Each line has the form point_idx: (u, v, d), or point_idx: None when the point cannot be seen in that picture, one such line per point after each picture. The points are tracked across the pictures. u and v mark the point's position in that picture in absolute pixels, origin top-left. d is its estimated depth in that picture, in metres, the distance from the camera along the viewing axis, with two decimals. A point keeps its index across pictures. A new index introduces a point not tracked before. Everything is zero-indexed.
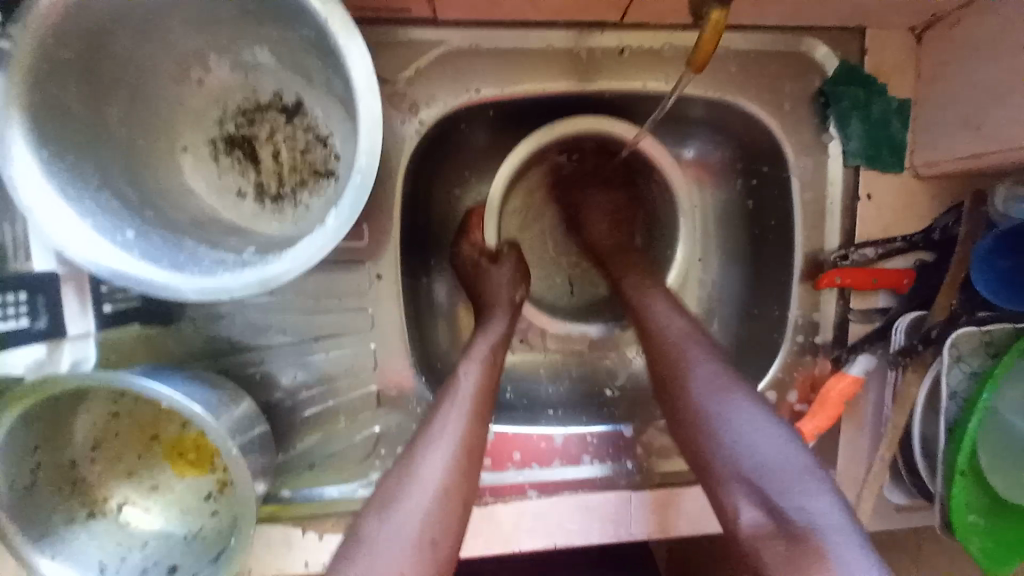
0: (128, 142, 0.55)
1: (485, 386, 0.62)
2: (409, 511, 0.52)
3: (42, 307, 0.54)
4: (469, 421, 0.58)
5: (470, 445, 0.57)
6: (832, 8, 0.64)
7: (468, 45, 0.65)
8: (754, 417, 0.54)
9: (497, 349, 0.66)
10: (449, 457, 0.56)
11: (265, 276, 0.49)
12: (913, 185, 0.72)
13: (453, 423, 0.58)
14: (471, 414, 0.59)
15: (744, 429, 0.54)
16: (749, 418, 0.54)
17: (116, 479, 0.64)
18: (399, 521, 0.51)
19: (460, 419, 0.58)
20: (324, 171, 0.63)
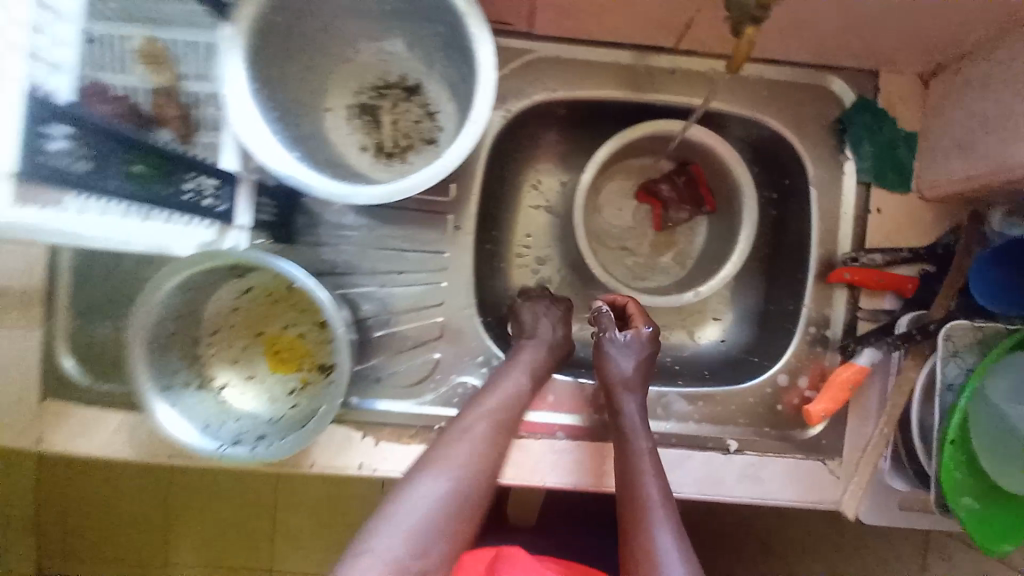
0: (294, 94, 0.73)
1: (522, 391, 0.75)
2: (406, 523, 0.62)
3: (229, 195, 0.68)
4: (474, 469, 0.68)
5: (481, 485, 0.68)
6: (850, 52, 0.79)
7: (552, 55, 0.82)
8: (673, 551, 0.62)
9: (544, 360, 0.79)
10: (444, 488, 0.65)
11: (391, 191, 0.63)
12: (919, 204, 0.83)
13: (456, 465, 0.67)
14: (484, 455, 0.69)
15: (669, 572, 0.61)
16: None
17: (222, 362, 0.78)
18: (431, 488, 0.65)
19: (462, 469, 0.67)
20: (429, 138, 0.80)
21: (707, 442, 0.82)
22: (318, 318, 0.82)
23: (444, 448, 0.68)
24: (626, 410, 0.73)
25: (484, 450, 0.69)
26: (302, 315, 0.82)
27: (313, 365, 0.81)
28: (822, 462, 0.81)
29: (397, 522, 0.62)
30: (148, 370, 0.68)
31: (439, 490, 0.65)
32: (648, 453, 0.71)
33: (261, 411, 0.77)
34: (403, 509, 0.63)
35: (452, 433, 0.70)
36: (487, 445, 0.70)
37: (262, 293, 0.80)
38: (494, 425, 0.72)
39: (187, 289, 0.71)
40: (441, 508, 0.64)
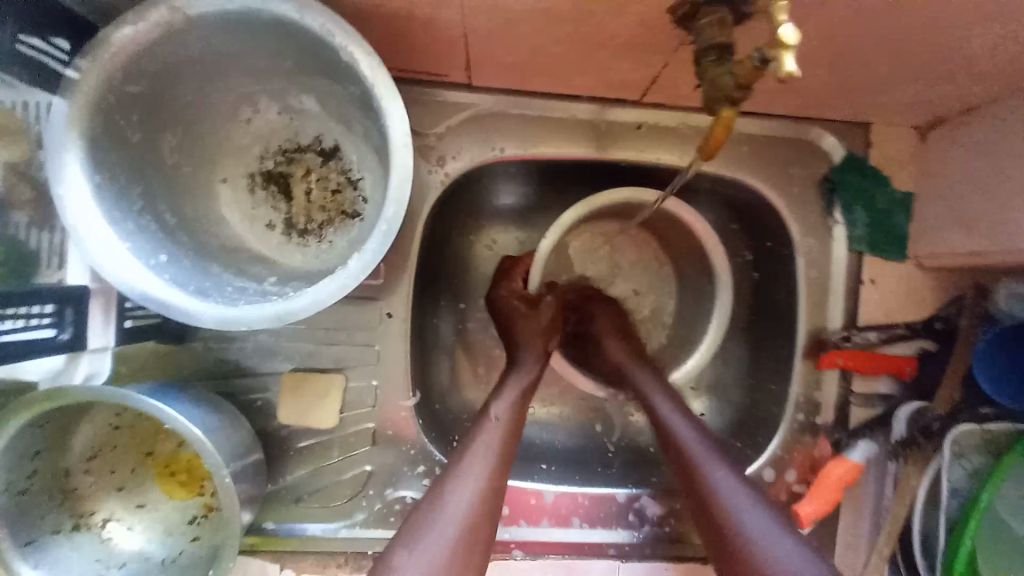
0: (174, 171, 0.59)
1: (517, 403, 0.65)
2: (430, 560, 0.53)
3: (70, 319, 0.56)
4: (487, 475, 0.58)
5: (500, 474, 0.59)
6: (839, 105, 0.69)
7: (497, 109, 0.70)
8: (767, 521, 0.56)
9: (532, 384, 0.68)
10: (474, 500, 0.56)
11: (282, 310, 0.51)
12: (914, 273, 0.74)
13: (479, 465, 0.59)
14: (497, 458, 0.60)
15: (781, 559, 0.53)
16: (778, 539, 0.54)
17: (104, 493, 0.65)
18: (441, 531, 0.54)
19: (487, 466, 0.59)
20: (351, 212, 0.67)
21: (685, 552, 0.72)
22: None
23: (461, 468, 0.58)
24: (678, 429, 0.63)
25: (512, 417, 0.63)
26: None
27: (214, 488, 0.68)
28: None
29: (433, 535, 0.54)
30: None
31: (467, 501, 0.56)
32: (693, 429, 0.63)
33: (152, 550, 0.65)
34: (428, 518, 0.55)
35: (466, 460, 0.59)
36: (514, 401, 0.65)
37: None
38: (514, 396, 0.65)
39: (47, 422, 0.58)
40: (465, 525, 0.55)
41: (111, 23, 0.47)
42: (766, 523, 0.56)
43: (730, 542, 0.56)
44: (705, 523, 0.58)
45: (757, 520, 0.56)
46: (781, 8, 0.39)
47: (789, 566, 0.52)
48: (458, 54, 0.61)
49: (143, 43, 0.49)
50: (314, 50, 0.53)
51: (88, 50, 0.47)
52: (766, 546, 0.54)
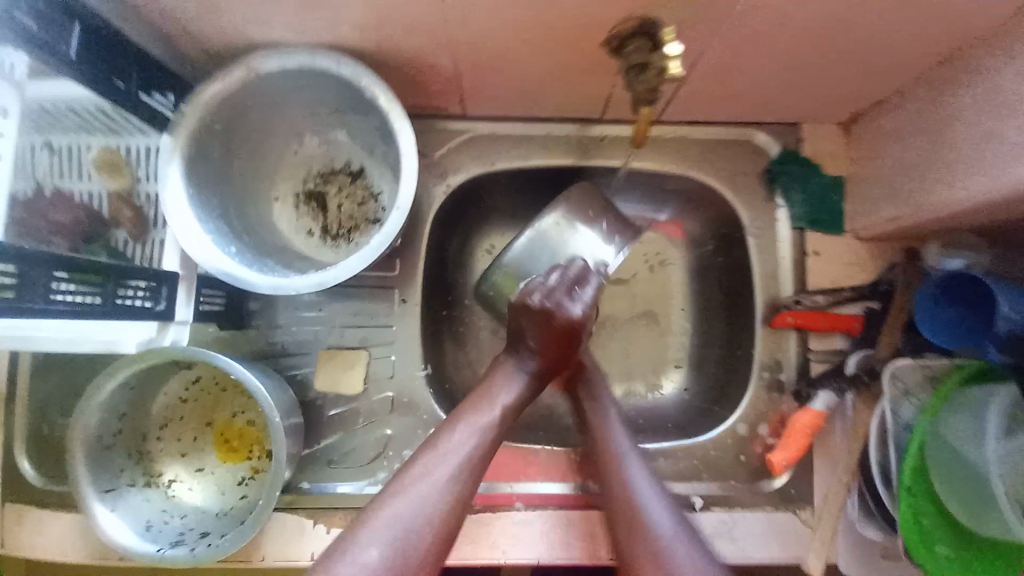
0: (240, 189, 0.77)
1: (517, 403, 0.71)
2: (397, 527, 0.59)
3: (164, 294, 0.68)
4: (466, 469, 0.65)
5: (474, 472, 0.65)
6: (767, 110, 0.84)
7: (488, 132, 0.88)
8: (649, 488, 0.67)
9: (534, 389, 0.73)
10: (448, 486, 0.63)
11: (321, 278, 0.67)
12: (855, 244, 0.85)
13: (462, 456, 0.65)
14: (483, 445, 0.67)
15: (654, 526, 0.63)
16: (660, 510, 0.65)
17: (171, 456, 0.78)
18: (397, 524, 0.59)
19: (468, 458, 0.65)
20: (373, 218, 0.84)
21: (673, 502, 0.79)
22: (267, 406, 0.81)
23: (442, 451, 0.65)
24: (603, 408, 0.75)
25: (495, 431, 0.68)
26: (251, 401, 0.81)
27: (262, 452, 0.80)
28: (795, 515, 0.78)
29: (402, 518, 0.60)
30: (88, 475, 0.68)
31: (439, 485, 0.63)
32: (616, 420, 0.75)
33: (208, 506, 0.76)
34: (399, 500, 0.61)
35: (435, 460, 0.64)
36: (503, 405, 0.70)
37: (211, 382, 0.81)
38: (506, 396, 0.71)
39: (134, 387, 0.72)
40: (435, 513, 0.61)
41: (205, 81, 0.66)
42: (648, 485, 0.68)
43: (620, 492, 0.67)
44: (603, 478, 0.70)
45: (644, 483, 0.68)
46: (668, 33, 0.59)
47: (660, 530, 0.63)
48: (454, 90, 0.79)
49: (225, 93, 0.68)
50: (347, 92, 0.72)
51: (189, 99, 0.66)
52: (647, 506, 0.65)
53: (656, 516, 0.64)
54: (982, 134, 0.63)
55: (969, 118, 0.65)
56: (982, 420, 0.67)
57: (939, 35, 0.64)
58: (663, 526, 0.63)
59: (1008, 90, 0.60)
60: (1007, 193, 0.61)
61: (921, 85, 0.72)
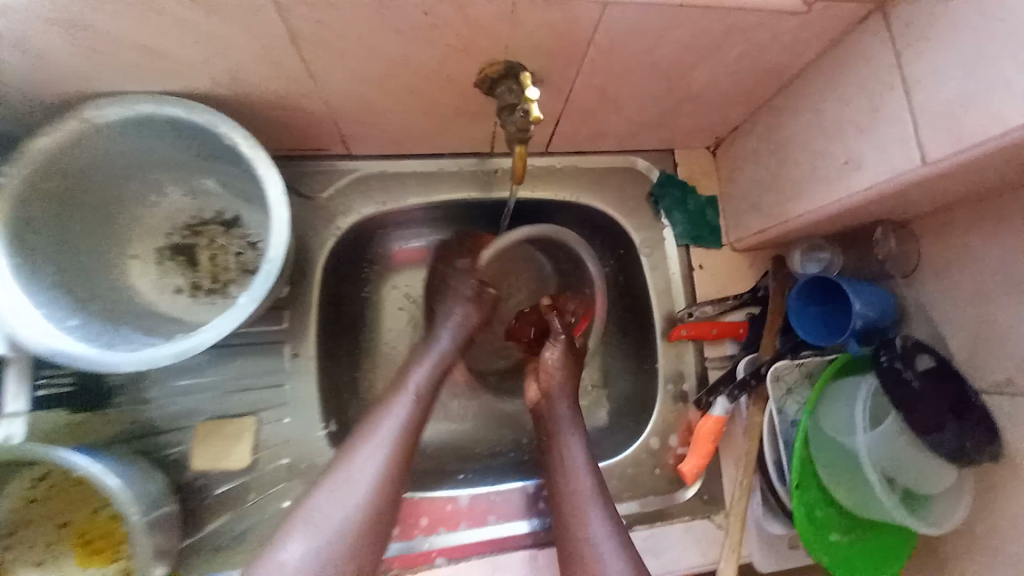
0: (86, 252, 0.68)
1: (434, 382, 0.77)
2: (345, 504, 0.64)
3: None
4: (387, 464, 0.68)
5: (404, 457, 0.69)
6: (643, 139, 0.90)
7: (377, 171, 0.85)
8: (607, 532, 0.68)
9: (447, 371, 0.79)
10: (375, 479, 0.66)
11: (184, 345, 0.59)
12: (734, 256, 0.92)
13: (377, 450, 0.68)
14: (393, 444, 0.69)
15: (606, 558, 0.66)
16: (608, 548, 0.66)
17: (21, 569, 0.65)
18: (345, 499, 0.65)
19: (385, 453, 0.68)
20: (253, 269, 0.77)
21: None
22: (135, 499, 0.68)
23: (365, 448, 0.68)
24: (569, 450, 0.75)
25: (404, 433, 0.70)
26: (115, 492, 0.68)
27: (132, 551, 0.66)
28: (708, 520, 0.81)
29: (337, 500, 0.64)
30: None
31: (365, 481, 0.66)
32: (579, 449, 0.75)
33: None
34: (331, 496, 0.64)
35: (366, 449, 0.68)
36: (407, 421, 0.71)
37: (64, 475, 0.67)
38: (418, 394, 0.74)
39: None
40: (363, 513, 0.64)
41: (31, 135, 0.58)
42: (603, 524, 0.68)
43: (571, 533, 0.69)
44: (559, 518, 0.71)
45: (598, 527, 0.68)
46: (525, 78, 0.62)
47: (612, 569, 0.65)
48: (334, 132, 0.76)
49: (58, 149, 0.60)
50: (209, 139, 0.67)
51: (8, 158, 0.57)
52: (598, 547, 0.67)
53: (606, 559, 0.66)
54: (818, 156, 0.71)
55: (805, 142, 0.73)
56: (849, 410, 0.72)
57: (771, 72, 0.72)
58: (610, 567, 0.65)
59: (831, 118, 0.69)
60: (844, 206, 0.70)
61: (766, 115, 0.81)
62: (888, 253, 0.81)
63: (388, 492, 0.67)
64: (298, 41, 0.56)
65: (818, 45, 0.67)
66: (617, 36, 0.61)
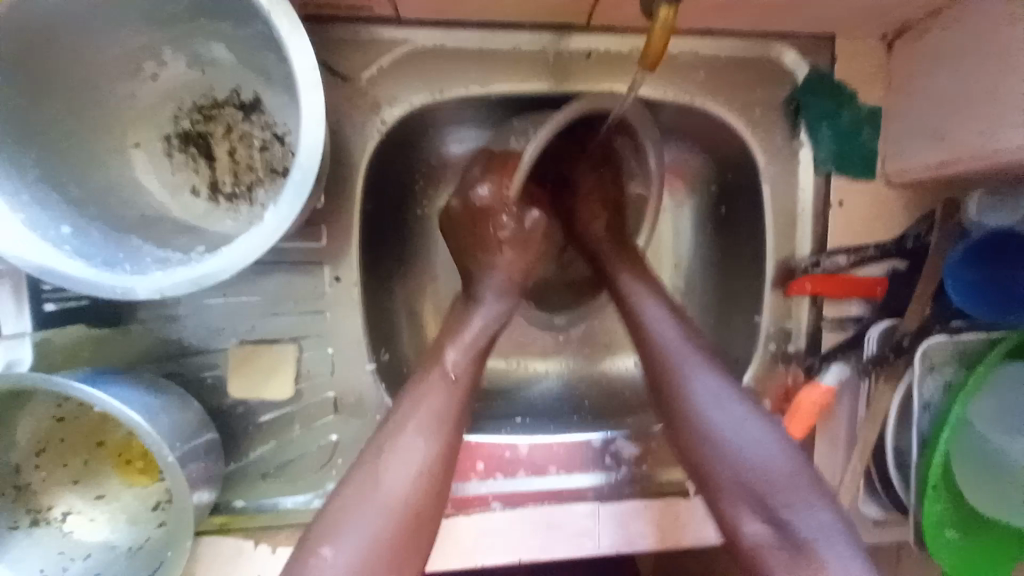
0: (72, 135, 0.54)
1: (490, 329, 0.65)
2: (406, 462, 0.55)
3: None
4: (443, 418, 0.58)
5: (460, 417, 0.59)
6: (803, 15, 0.64)
7: (432, 44, 0.64)
8: (715, 386, 0.59)
9: (494, 332, 0.65)
10: (432, 441, 0.57)
11: (198, 273, 0.47)
12: (886, 191, 0.70)
13: (426, 427, 0.57)
14: (449, 410, 0.59)
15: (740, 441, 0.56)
16: (723, 403, 0.58)
17: (61, 487, 0.63)
18: (402, 459, 0.55)
19: (444, 403, 0.59)
20: (279, 169, 0.62)
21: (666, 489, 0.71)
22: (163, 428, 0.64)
23: (416, 407, 0.58)
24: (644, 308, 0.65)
25: (468, 374, 0.61)
26: None
27: None
28: None
29: (398, 460, 0.55)
30: None
31: (406, 475, 0.55)
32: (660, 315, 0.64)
33: (103, 542, 0.62)
34: (359, 510, 0.53)
35: (421, 394, 0.59)
36: (469, 361, 0.62)
37: None
38: (472, 346, 0.63)
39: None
40: (427, 458, 0.56)
41: None
42: (716, 392, 0.58)
43: (699, 437, 0.57)
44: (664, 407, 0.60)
45: (722, 413, 0.57)
46: None
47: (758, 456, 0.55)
48: None
49: None
50: None
51: None
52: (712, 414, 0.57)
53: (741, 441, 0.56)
54: None
55: None
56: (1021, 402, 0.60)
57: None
58: (759, 457, 0.54)
59: None
60: None
61: None
62: None
63: (442, 456, 0.57)
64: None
65: None
66: None
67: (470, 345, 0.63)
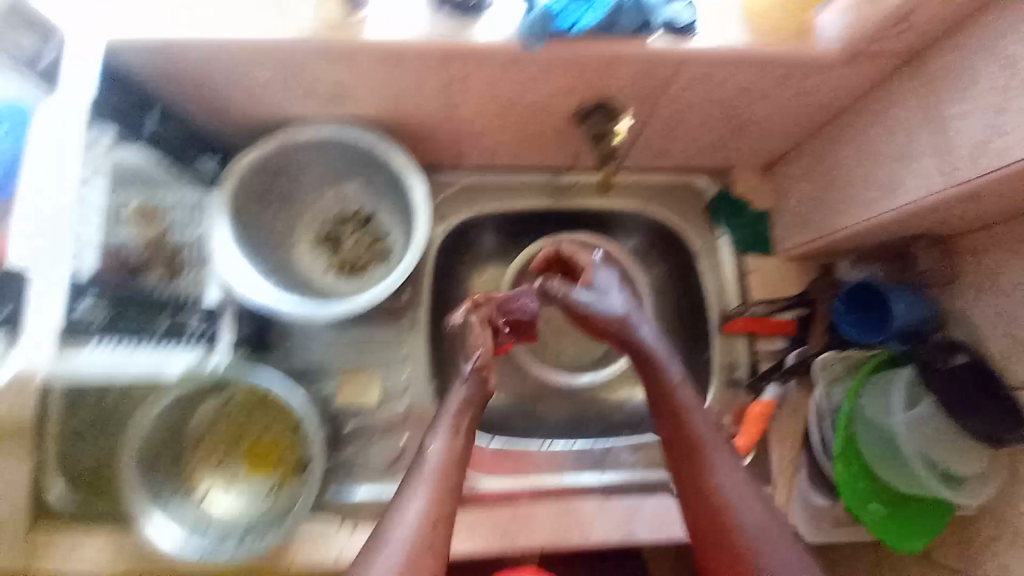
0: (268, 234, 0.90)
1: (479, 391, 0.80)
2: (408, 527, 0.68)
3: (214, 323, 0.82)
4: (430, 501, 0.70)
5: (455, 460, 0.74)
6: (705, 158, 1.04)
7: (479, 180, 1.05)
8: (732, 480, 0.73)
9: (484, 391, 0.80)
10: (423, 515, 0.69)
11: (353, 302, 0.80)
12: (784, 262, 1.03)
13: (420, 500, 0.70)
14: (434, 491, 0.71)
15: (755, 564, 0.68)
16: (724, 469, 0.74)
17: (205, 470, 0.86)
18: (430, 474, 0.72)
19: (449, 428, 0.76)
20: (384, 254, 0.97)
21: (655, 488, 0.92)
22: (291, 422, 0.89)
23: (417, 488, 0.71)
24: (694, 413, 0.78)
25: (446, 462, 0.73)
26: (277, 416, 0.90)
27: (289, 463, 0.88)
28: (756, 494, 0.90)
29: (420, 488, 0.71)
30: (137, 481, 0.77)
31: (410, 524, 0.68)
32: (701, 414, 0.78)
33: (239, 515, 0.83)
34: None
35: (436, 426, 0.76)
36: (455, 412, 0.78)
37: (243, 401, 0.90)
38: (456, 409, 0.78)
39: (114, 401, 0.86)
40: (423, 518, 0.69)
41: (245, 149, 0.80)
42: (731, 475, 0.74)
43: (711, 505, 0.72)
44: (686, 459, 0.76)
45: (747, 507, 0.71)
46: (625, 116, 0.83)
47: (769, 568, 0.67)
48: (449, 148, 0.96)
49: (264, 158, 0.82)
50: (363, 153, 0.88)
51: (234, 163, 0.79)
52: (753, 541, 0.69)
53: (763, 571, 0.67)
54: (862, 176, 0.82)
55: (853, 164, 0.84)
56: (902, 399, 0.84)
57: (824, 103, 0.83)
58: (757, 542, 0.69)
59: (874, 146, 0.79)
60: (883, 221, 0.79)
61: (816, 138, 0.92)
62: (930, 267, 0.87)
63: (446, 480, 0.72)
64: (439, 80, 0.74)
65: (864, 84, 0.78)
66: (692, 77, 0.75)
67: (472, 403, 0.79)
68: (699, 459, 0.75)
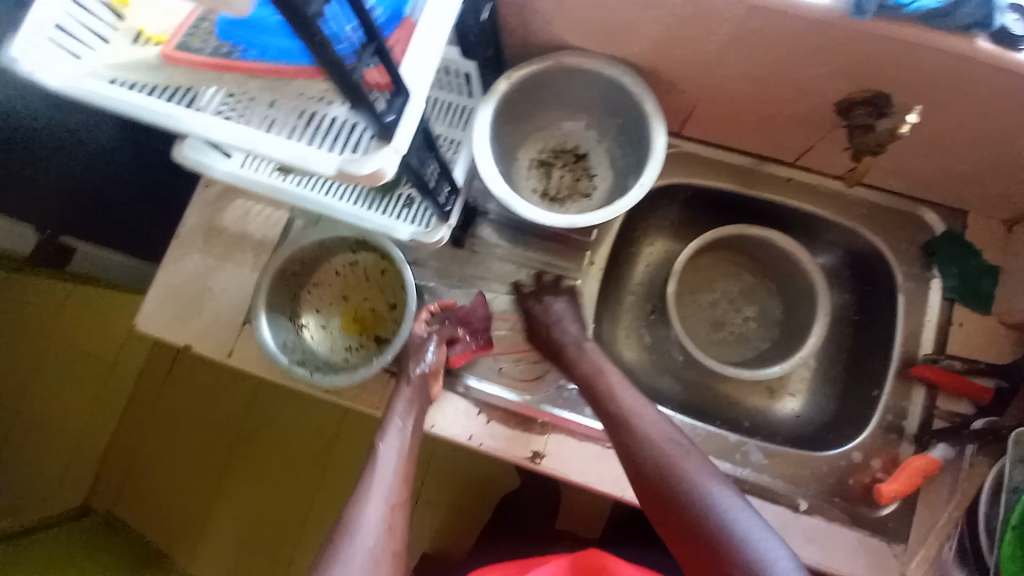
0: (502, 144, 1.00)
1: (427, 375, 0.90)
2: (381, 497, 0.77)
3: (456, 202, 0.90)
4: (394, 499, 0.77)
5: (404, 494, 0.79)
6: (943, 192, 0.97)
7: (691, 150, 1.06)
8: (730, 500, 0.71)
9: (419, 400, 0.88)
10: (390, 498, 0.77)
11: (571, 219, 0.85)
12: (999, 327, 0.94)
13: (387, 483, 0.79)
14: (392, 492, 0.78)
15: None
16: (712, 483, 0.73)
17: (307, 308, 1.07)
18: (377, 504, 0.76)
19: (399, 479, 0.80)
20: (585, 193, 1.05)
21: (779, 497, 0.91)
22: (387, 303, 1.08)
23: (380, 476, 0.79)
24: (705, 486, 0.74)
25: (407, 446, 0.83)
26: (377, 295, 1.09)
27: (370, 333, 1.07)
28: (886, 543, 0.87)
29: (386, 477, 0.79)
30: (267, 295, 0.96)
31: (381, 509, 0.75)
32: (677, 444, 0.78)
33: (321, 352, 1.04)
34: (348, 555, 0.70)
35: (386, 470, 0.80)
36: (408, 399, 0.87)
37: (362, 273, 1.09)
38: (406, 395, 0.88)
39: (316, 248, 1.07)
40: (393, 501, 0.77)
41: (522, 62, 0.87)
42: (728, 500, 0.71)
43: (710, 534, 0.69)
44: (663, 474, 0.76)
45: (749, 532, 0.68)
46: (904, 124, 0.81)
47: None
48: (681, 111, 0.98)
49: (531, 74, 0.89)
50: (611, 92, 0.92)
51: (509, 72, 0.87)
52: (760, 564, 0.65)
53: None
54: None
55: None
56: None
57: None
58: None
59: None
60: None
61: None
62: None
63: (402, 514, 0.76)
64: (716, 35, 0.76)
65: None
66: (998, 92, 0.70)
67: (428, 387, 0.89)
68: (677, 489, 0.73)
